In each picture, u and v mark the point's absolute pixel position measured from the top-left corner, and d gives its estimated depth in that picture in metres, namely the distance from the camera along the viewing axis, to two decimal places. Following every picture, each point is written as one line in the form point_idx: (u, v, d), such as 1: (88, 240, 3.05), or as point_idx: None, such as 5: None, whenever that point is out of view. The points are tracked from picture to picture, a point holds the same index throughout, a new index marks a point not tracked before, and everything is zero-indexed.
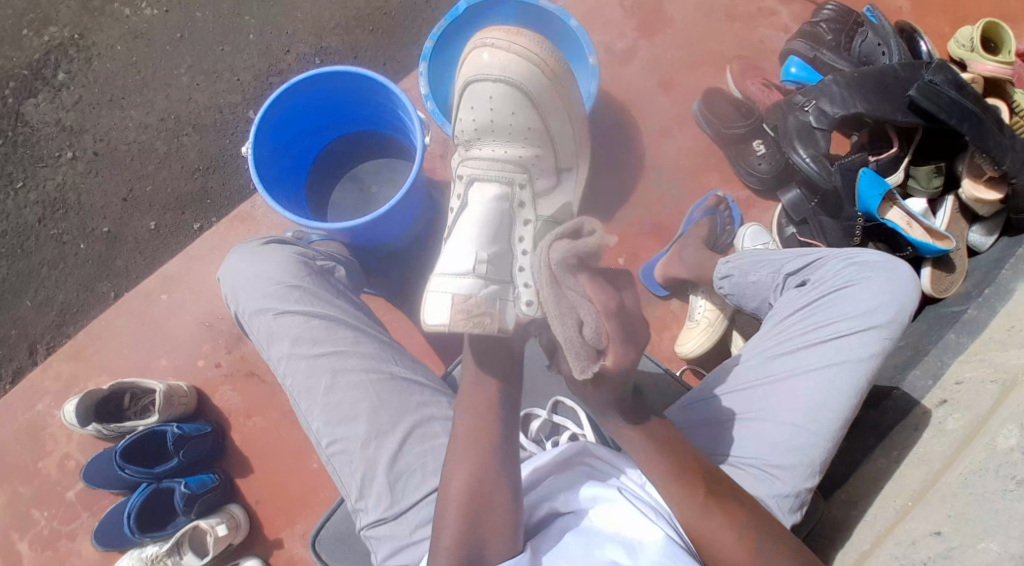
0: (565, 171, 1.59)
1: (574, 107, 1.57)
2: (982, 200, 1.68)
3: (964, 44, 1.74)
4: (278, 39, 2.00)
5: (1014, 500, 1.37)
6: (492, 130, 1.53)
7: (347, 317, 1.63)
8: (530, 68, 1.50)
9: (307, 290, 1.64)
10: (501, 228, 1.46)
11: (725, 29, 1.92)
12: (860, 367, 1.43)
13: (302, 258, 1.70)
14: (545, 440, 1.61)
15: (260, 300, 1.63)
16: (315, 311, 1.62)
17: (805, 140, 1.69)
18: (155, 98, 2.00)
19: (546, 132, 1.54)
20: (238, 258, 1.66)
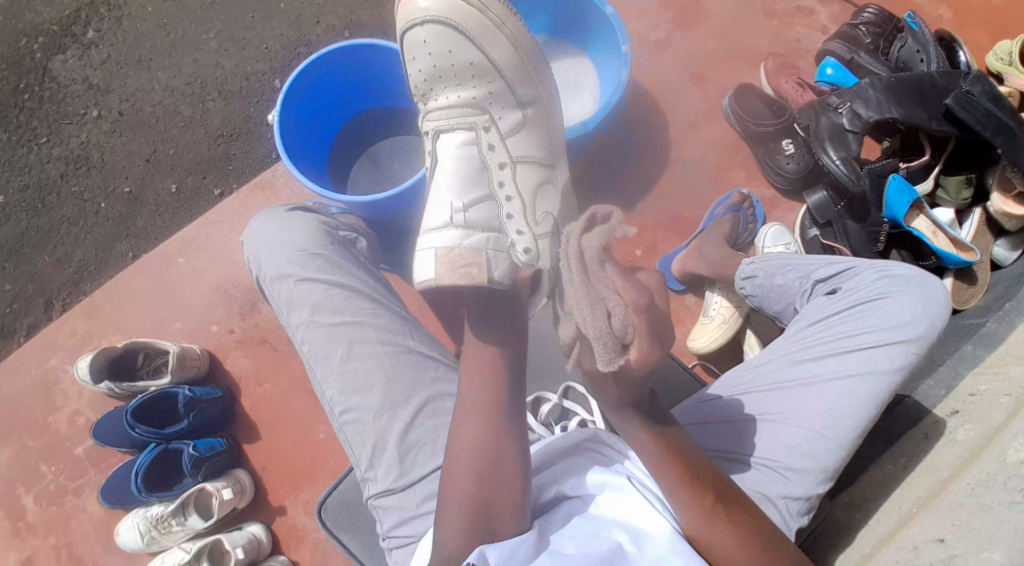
0: (531, 104, 1.52)
1: (520, 36, 1.51)
2: (1010, 215, 1.66)
3: (1003, 57, 1.74)
4: (309, 9, 1.98)
5: (1021, 513, 1.34)
6: (439, 76, 1.51)
7: (368, 289, 1.63)
8: (461, 4, 1.48)
9: (329, 259, 1.65)
10: (476, 176, 1.47)
11: (763, 25, 1.90)
12: (884, 379, 1.42)
13: (325, 226, 1.72)
14: (554, 424, 1.64)
15: (283, 265, 1.64)
16: (336, 281, 1.63)
17: (837, 143, 1.68)
18: (182, 62, 1.99)
19: (490, 65, 1.49)
20: (265, 223, 1.69)
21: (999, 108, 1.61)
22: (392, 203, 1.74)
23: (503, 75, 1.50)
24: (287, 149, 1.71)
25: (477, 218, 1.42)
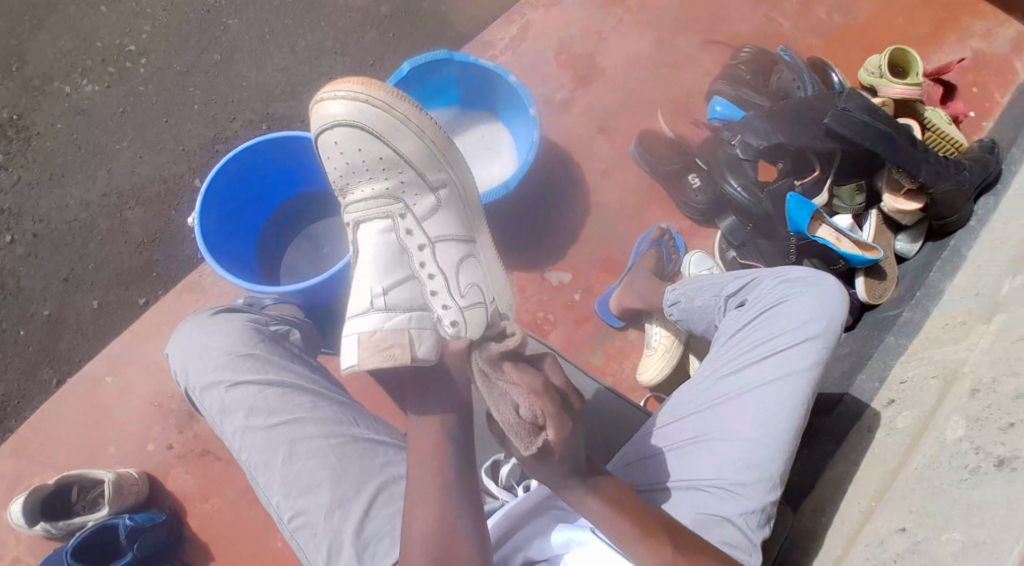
0: (444, 187, 1.58)
1: (426, 128, 1.56)
2: (904, 211, 1.81)
3: (874, 72, 1.93)
4: (223, 108, 2.04)
5: (970, 489, 1.33)
6: (353, 171, 1.57)
7: (304, 383, 1.52)
8: (374, 106, 1.53)
9: (260, 357, 1.53)
10: (396, 258, 1.54)
11: (652, 77, 2.04)
12: (803, 379, 1.42)
13: (254, 323, 1.59)
14: (517, 486, 1.56)
15: (212, 372, 1.51)
16: (270, 379, 1.51)
17: (736, 171, 1.81)
18: (96, 174, 2.00)
19: (402, 158, 1.55)
20: (188, 330, 1.56)
21: (876, 117, 1.72)
22: (326, 290, 1.70)
23: (413, 166, 1.55)
24: (213, 250, 1.68)
25: (399, 298, 1.51)
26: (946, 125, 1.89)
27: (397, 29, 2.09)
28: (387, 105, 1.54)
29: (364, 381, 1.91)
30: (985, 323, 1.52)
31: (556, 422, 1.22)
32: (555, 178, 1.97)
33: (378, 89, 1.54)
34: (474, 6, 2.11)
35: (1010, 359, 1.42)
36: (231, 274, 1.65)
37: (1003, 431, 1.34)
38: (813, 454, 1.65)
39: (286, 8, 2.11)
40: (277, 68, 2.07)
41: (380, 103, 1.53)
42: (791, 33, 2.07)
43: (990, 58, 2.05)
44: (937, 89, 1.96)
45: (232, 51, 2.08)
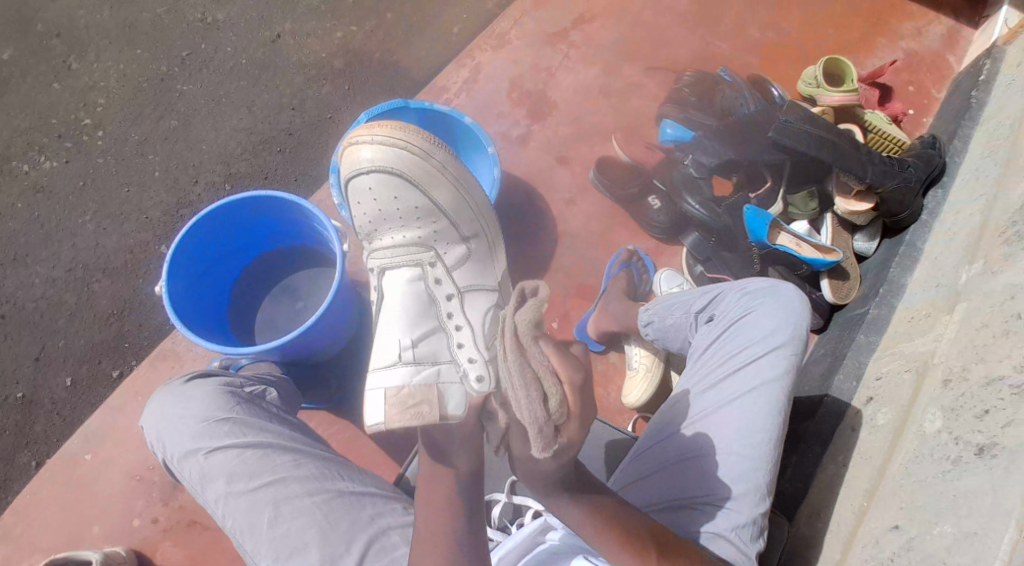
0: (474, 238, 1.59)
1: (462, 177, 1.58)
2: (856, 212, 1.86)
3: (811, 81, 2.03)
4: (185, 172, 2.04)
5: (953, 480, 1.36)
6: (384, 218, 1.57)
7: (285, 441, 1.47)
8: (410, 152, 1.54)
9: (237, 420, 1.46)
10: (425, 308, 1.50)
11: (604, 105, 2.10)
12: (775, 388, 1.44)
13: (228, 386, 1.51)
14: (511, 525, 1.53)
15: (188, 440, 1.45)
16: (249, 441, 1.45)
17: (691, 190, 1.90)
18: (60, 250, 1.98)
19: (435, 207, 1.56)
20: (160, 400, 1.49)
21: (816, 127, 1.81)
22: (303, 345, 1.68)
23: (447, 214, 1.57)
24: (182, 318, 1.65)
25: (430, 351, 1.44)
26: (886, 125, 1.97)
27: (352, 80, 2.13)
28: (424, 152, 1.55)
29: (347, 432, 1.87)
30: (948, 313, 1.56)
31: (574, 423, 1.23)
32: (521, 214, 2.02)
33: (413, 135, 1.55)
34: (424, 51, 2.16)
35: (977, 347, 1.45)
36: (203, 340, 1.62)
37: (978, 418, 1.38)
38: (803, 459, 1.67)
39: (240, 69, 2.13)
40: (235, 128, 2.08)
41: (417, 148, 1.54)
42: (732, 53, 2.15)
43: (922, 56, 2.15)
44: (874, 92, 2.04)
45: (190, 116, 2.09)
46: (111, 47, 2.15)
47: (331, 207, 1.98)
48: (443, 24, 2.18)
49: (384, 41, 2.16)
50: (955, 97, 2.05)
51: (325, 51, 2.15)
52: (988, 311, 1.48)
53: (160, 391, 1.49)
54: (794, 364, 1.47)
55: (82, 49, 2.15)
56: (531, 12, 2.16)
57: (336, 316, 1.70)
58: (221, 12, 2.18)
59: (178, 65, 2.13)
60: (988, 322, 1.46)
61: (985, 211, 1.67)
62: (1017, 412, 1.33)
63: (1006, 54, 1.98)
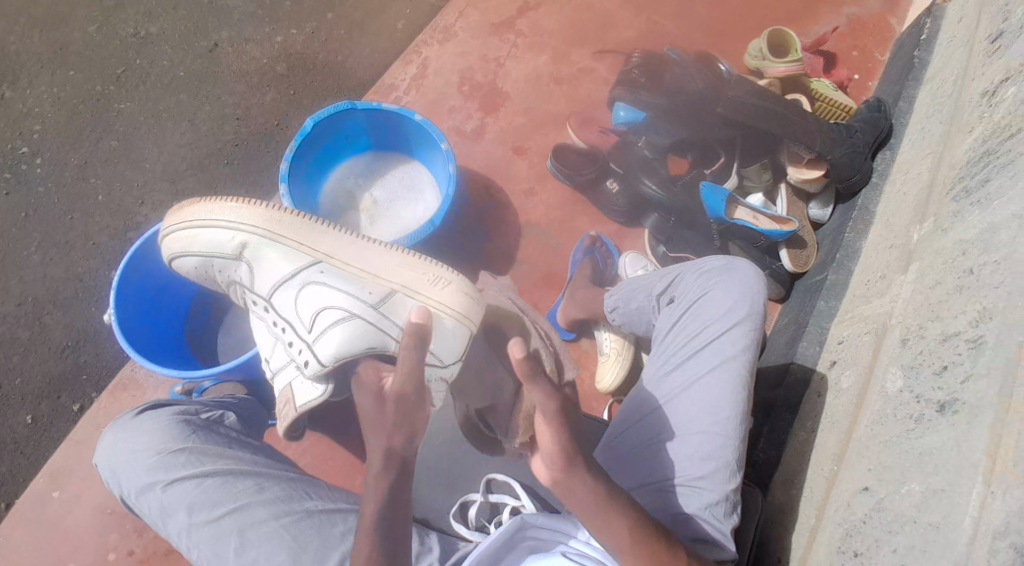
0: (241, 246, 1.51)
1: (203, 217, 1.52)
2: (809, 180, 1.89)
3: (757, 54, 2.05)
4: (129, 194, 2.00)
5: (917, 438, 1.37)
6: (209, 282, 1.63)
7: (246, 467, 1.43)
8: (171, 237, 1.57)
9: (193, 450, 1.43)
10: (261, 330, 1.56)
11: (554, 91, 2.09)
12: (737, 363, 1.45)
13: (183, 415, 1.48)
14: (489, 524, 1.49)
15: (145, 475, 1.42)
16: (207, 470, 1.42)
17: (647, 170, 1.89)
18: (8, 284, 1.93)
19: (204, 253, 1.54)
20: (113, 438, 1.47)
21: (763, 99, 1.87)
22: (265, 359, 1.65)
23: (211, 253, 1.53)
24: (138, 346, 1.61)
25: (281, 361, 1.54)
26: (833, 92, 1.99)
27: (297, 84, 2.10)
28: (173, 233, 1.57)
29: (322, 443, 1.81)
30: (903, 274, 1.58)
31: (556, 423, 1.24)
32: (479, 208, 2.01)
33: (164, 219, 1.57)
34: (368, 52, 2.13)
35: (932, 305, 1.46)
36: (160, 367, 1.58)
37: (938, 375, 1.38)
38: (775, 427, 1.69)
39: (179, 82, 2.09)
40: (179, 143, 2.04)
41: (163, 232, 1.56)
42: (677, 30, 2.15)
43: (864, 20, 2.17)
44: (819, 60, 2.07)
45: (130, 135, 2.05)
46: (43, 71, 2.10)
47: None
48: (386, 22, 2.16)
49: (326, 43, 2.14)
50: (899, 57, 2.07)
51: (267, 58, 2.12)
52: (941, 268, 1.49)
53: (111, 429, 1.47)
54: (755, 337, 1.48)
55: (14, 75, 2.09)
56: (473, 4, 2.15)
57: None
58: (155, 27, 2.14)
59: (114, 83, 2.09)
60: (942, 280, 1.47)
61: (933, 167, 1.68)
62: (975, 366, 1.34)
63: (946, 11, 2.00)
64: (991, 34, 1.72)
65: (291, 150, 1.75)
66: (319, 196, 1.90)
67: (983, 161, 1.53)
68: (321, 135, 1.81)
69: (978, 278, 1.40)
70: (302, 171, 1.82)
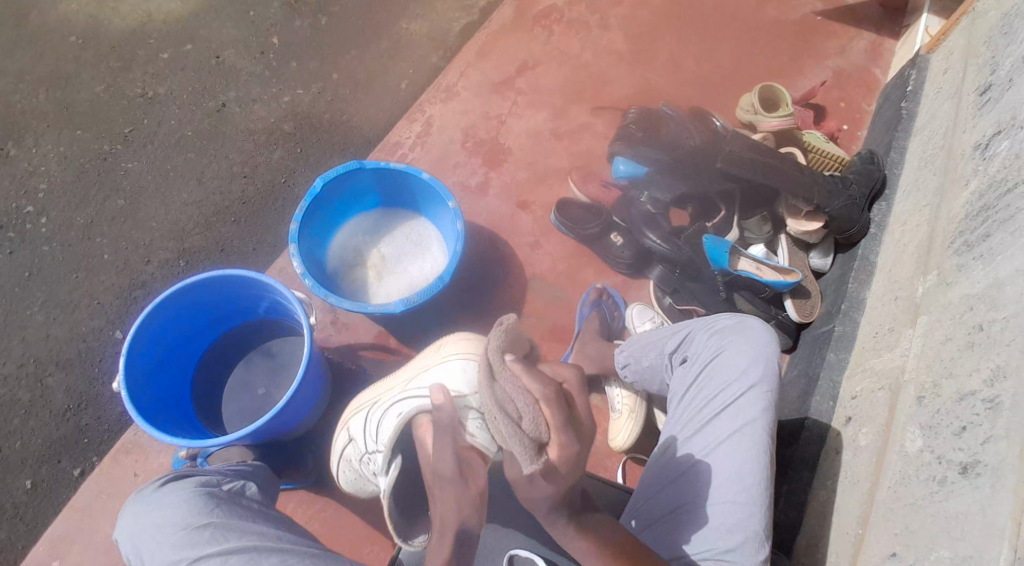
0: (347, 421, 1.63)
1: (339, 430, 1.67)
2: (809, 231, 1.90)
3: (748, 108, 2.09)
4: (135, 252, 1.98)
5: (942, 501, 1.38)
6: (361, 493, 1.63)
7: (271, 543, 1.40)
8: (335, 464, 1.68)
9: (218, 525, 1.40)
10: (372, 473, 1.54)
11: (554, 146, 2.10)
12: (759, 427, 1.45)
13: (206, 487, 1.46)
14: None
15: (168, 552, 1.38)
16: (231, 547, 1.38)
17: (649, 226, 1.90)
18: (10, 345, 1.90)
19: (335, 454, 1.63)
20: (133, 513, 1.42)
21: (760, 154, 1.88)
22: (275, 425, 1.62)
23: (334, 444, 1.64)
24: (148, 415, 1.57)
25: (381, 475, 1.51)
26: (826, 144, 2.02)
27: (305, 143, 2.10)
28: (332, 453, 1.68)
29: (331, 506, 1.79)
30: (911, 327, 1.59)
31: (562, 438, 1.29)
32: (484, 262, 2.01)
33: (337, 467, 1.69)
34: (372, 109, 2.14)
35: (944, 361, 1.48)
36: (168, 436, 1.53)
37: (957, 435, 1.40)
38: (794, 487, 1.67)
39: (186, 141, 2.09)
40: (186, 202, 2.03)
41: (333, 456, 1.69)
42: (674, 85, 2.19)
43: (851, 72, 2.21)
44: (809, 112, 2.11)
45: (137, 194, 2.04)
46: (49, 130, 2.10)
47: (292, 275, 1.93)
48: (388, 77, 2.17)
49: (332, 102, 2.15)
50: (887, 108, 2.11)
51: (273, 117, 2.12)
52: (950, 324, 1.50)
53: (132, 504, 1.43)
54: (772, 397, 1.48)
55: (20, 134, 2.10)
56: (473, 64, 2.17)
57: (309, 388, 1.66)
58: (163, 87, 2.15)
59: (121, 143, 2.09)
60: (952, 335, 1.49)
61: (931, 220, 1.70)
62: (993, 427, 1.35)
63: (931, 61, 2.03)
64: (980, 85, 1.74)
65: (301, 210, 1.74)
66: (326, 252, 1.88)
67: (982, 215, 1.55)
68: (329, 195, 1.81)
69: (988, 334, 1.42)
70: (311, 231, 1.81)
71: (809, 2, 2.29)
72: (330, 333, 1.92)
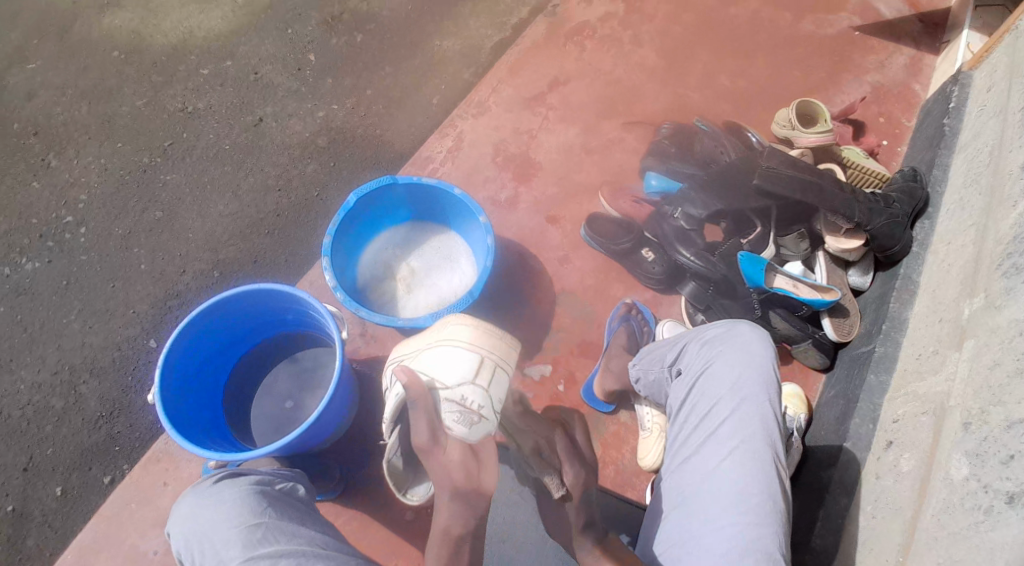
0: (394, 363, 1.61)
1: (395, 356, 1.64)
2: (849, 249, 1.85)
3: (785, 123, 2.04)
4: (171, 262, 2.00)
5: (988, 532, 1.34)
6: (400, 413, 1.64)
7: (320, 550, 1.39)
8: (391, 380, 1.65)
9: (272, 525, 1.39)
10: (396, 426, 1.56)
11: (587, 162, 2.09)
12: (756, 440, 1.42)
13: (260, 486, 1.45)
14: None
15: (219, 548, 1.37)
16: (282, 550, 1.37)
17: (684, 242, 1.90)
18: (45, 353, 1.93)
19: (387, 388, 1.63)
20: (188, 506, 1.42)
21: (799, 171, 1.83)
22: (305, 439, 1.61)
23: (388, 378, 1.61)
24: (181, 426, 1.58)
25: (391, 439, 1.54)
26: (865, 160, 1.99)
27: (338, 156, 2.11)
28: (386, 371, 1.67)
29: (358, 519, 1.78)
30: (956, 350, 1.54)
31: (573, 475, 1.50)
32: (516, 277, 1.99)
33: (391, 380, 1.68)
34: (405, 125, 2.15)
35: (991, 387, 1.43)
36: (197, 448, 1.53)
37: (1005, 464, 1.36)
38: (831, 512, 1.63)
39: (223, 155, 2.11)
40: (221, 214, 2.05)
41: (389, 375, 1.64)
42: (709, 101, 2.16)
43: (888, 88, 2.17)
44: (848, 128, 2.08)
45: (174, 206, 2.06)
46: (90, 142, 2.14)
47: (323, 287, 1.94)
48: (422, 93, 2.18)
49: (365, 117, 2.16)
50: (927, 124, 2.06)
51: (308, 131, 2.14)
52: (997, 348, 1.46)
53: (188, 497, 1.43)
54: (769, 405, 1.45)
55: (61, 146, 2.14)
56: (506, 80, 2.17)
57: (340, 401, 1.66)
58: (202, 101, 2.18)
59: (160, 155, 2.12)
60: (999, 360, 1.44)
61: (977, 242, 1.65)
62: None
63: (973, 79, 1.98)
64: None
65: (334, 224, 1.75)
66: (357, 267, 1.88)
67: None
68: (362, 209, 1.81)
69: None
70: (343, 244, 1.81)
71: (846, 17, 2.26)
72: (359, 345, 1.91)
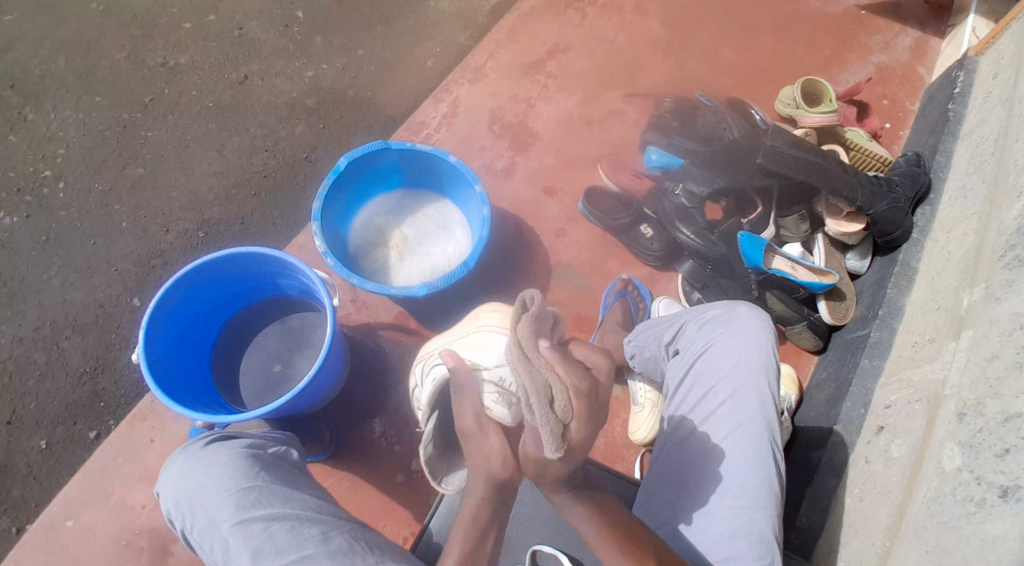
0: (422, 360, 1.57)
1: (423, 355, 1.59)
2: (849, 232, 1.83)
3: (789, 102, 2.00)
4: (154, 220, 1.94)
5: (979, 524, 1.33)
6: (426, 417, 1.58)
7: (314, 514, 1.35)
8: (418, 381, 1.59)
9: (264, 488, 1.35)
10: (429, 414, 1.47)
11: (586, 134, 2.05)
12: (755, 425, 1.40)
13: (252, 448, 1.41)
14: None
15: (211, 511, 1.33)
16: (275, 514, 1.34)
17: (684, 219, 1.85)
18: (25, 307, 1.87)
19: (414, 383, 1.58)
20: (179, 466, 1.37)
21: (803, 151, 1.81)
22: (294, 404, 1.56)
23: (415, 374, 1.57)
24: (166, 387, 1.52)
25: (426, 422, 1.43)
26: (868, 143, 1.97)
27: (328, 120, 2.05)
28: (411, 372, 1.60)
29: (342, 489, 1.74)
30: (954, 340, 1.52)
31: (580, 426, 1.21)
32: (509, 249, 1.95)
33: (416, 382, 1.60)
34: (399, 90, 2.09)
35: (989, 379, 1.41)
36: (186, 410, 1.48)
37: (999, 458, 1.34)
38: (820, 494, 1.62)
39: (209, 113, 2.05)
40: (206, 173, 1.99)
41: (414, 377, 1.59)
42: (710, 76, 2.12)
43: (893, 69, 2.14)
44: (852, 110, 2.05)
45: (157, 164, 2.00)
46: (69, 96, 2.06)
47: (312, 253, 1.89)
48: (417, 58, 2.13)
49: (357, 79, 2.10)
50: (930, 109, 2.04)
51: (298, 92, 2.08)
52: (996, 340, 1.43)
53: (179, 457, 1.38)
54: (768, 391, 1.42)
55: (40, 98, 2.06)
56: (505, 46, 2.11)
57: (326, 373, 1.61)
58: (185, 57, 2.10)
59: (142, 110, 2.05)
60: (998, 353, 1.42)
61: (978, 230, 1.62)
62: None
63: (978, 64, 1.96)
64: None
65: (324, 189, 1.69)
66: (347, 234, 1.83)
67: None
68: (354, 173, 1.76)
69: None
70: (333, 209, 1.76)
71: None
72: (348, 311, 1.86)
